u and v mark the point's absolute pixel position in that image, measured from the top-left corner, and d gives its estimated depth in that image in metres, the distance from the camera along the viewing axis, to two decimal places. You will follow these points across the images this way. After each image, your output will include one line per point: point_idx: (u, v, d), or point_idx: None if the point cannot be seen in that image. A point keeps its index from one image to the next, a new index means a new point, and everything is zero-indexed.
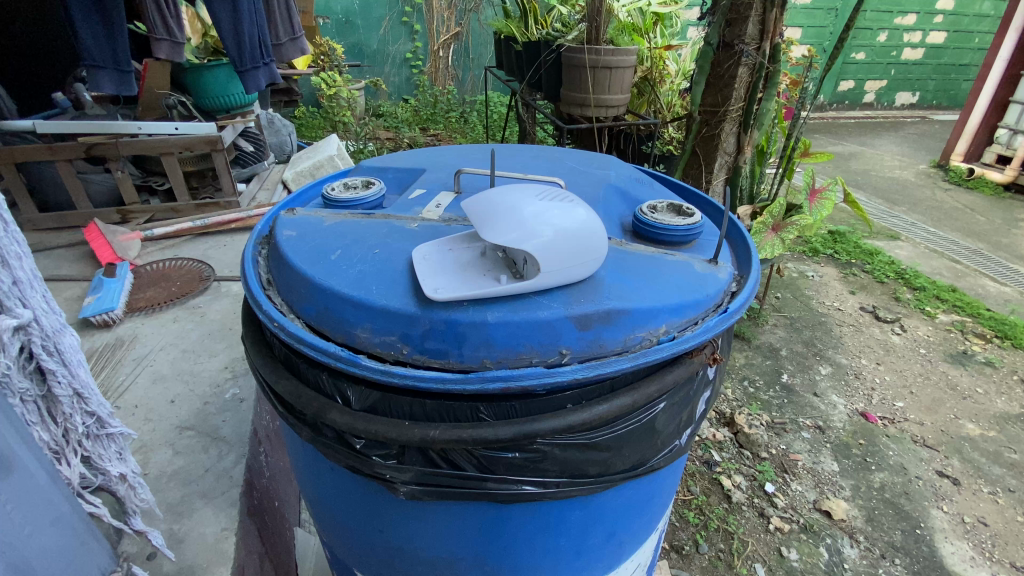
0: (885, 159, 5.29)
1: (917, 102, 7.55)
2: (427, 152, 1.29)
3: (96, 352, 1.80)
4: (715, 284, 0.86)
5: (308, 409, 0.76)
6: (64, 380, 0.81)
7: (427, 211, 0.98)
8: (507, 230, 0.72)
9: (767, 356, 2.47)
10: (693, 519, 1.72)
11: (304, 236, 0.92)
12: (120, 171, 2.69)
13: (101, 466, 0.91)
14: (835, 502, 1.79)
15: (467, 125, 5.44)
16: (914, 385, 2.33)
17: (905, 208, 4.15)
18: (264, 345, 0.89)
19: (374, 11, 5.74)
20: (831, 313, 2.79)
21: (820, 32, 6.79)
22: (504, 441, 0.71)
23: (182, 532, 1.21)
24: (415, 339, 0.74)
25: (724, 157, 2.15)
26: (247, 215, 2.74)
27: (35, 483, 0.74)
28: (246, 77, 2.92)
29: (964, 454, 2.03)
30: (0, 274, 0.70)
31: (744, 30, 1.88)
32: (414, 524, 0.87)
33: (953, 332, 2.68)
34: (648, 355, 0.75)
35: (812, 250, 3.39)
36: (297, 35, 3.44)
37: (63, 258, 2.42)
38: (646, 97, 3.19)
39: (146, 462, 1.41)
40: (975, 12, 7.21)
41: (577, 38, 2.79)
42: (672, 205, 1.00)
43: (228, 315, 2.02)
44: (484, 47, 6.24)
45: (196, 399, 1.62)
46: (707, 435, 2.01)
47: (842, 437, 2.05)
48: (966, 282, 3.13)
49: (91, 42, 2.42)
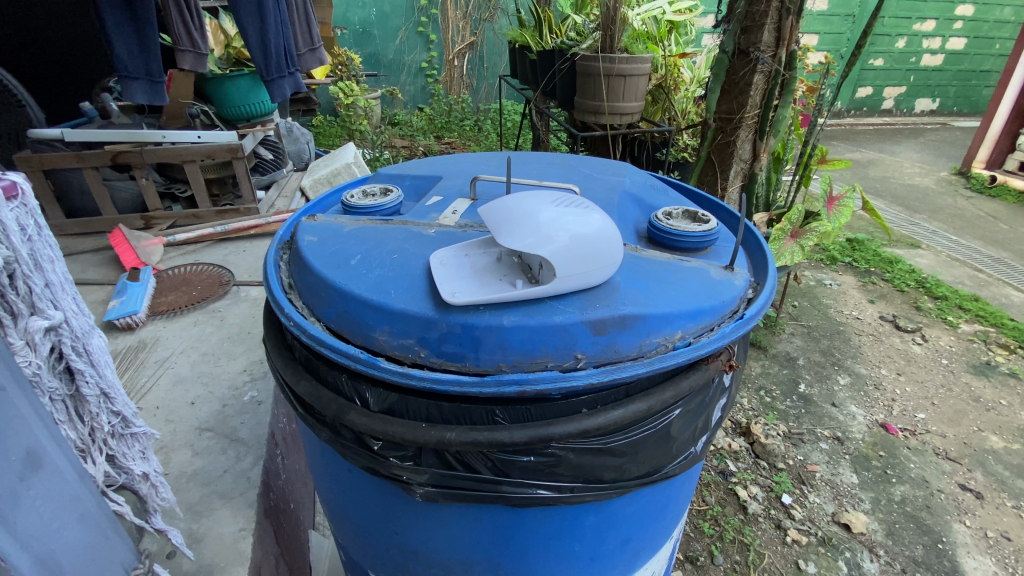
0: (904, 167, 5.21)
1: (937, 108, 7.43)
2: (444, 160, 1.30)
3: (119, 354, 1.85)
4: (732, 291, 0.86)
5: (327, 410, 0.78)
6: (91, 380, 0.83)
7: (443, 217, 1.00)
8: (523, 235, 0.73)
9: (783, 365, 2.43)
10: (708, 529, 1.70)
11: (324, 241, 0.94)
12: (145, 178, 2.75)
13: (125, 465, 0.93)
14: (854, 514, 1.75)
15: (481, 133, 5.50)
16: (936, 397, 2.28)
17: (925, 216, 4.08)
18: (285, 347, 0.91)
19: (391, 22, 5.84)
20: (849, 322, 2.75)
21: (837, 38, 6.75)
22: (519, 444, 0.72)
23: (200, 532, 1.23)
24: (433, 343, 0.75)
25: (739, 165, 2.14)
26: (266, 222, 2.79)
27: (64, 480, 0.76)
28: (273, 86, 2.99)
29: (988, 467, 1.98)
30: (34, 277, 0.72)
31: (759, 38, 1.88)
32: (429, 526, 0.87)
33: (976, 343, 2.63)
34: (663, 361, 0.75)
35: (830, 258, 3.35)
36: (316, 45, 3.51)
37: (89, 262, 2.49)
38: (661, 104, 3.17)
39: (167, 462, 1.44)
40: (996, 18, 7.10)
41: (591, 46, 2.79)
42: (688, 212, 1.00)
43: (247, 319, 2.06)
44: (498, 56, 6.30)
45: (215, 401, 1.66)
46: (722, 445, 1.99)
47: (862, 448, 2.01)
48: (989, 291, 3.06)
49: (125, 54, 2.50)
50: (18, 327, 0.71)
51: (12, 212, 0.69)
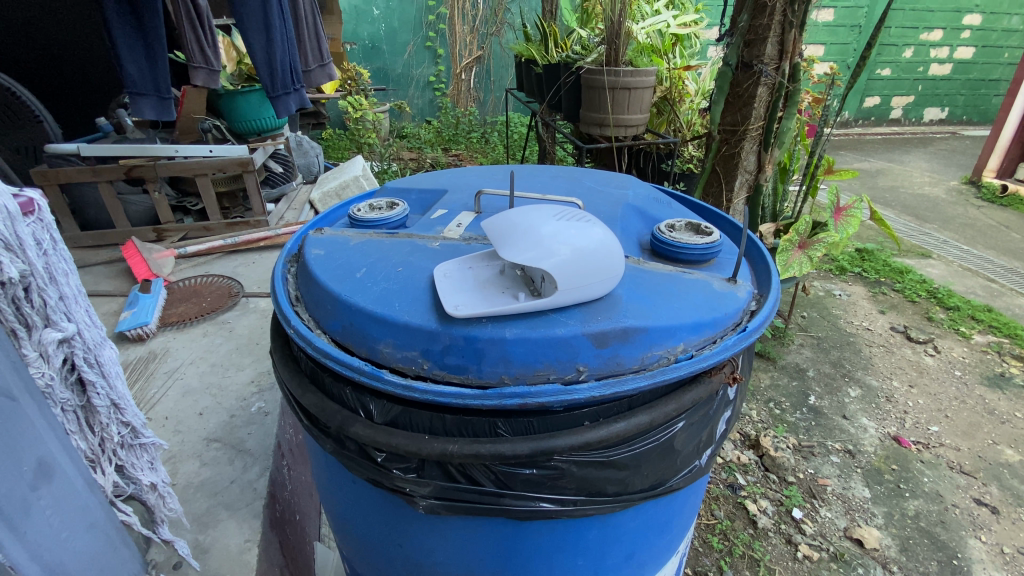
0: (914, 176, 5.17)
1: (946, 117, 7.41)
2: (449, 173, 1.32)
3: (130, 366, 1.87)
4: (734, 303, 0.86)
5: (332, 421, 0.78)
6: (102, 391, 0.84)
7: (449, 230, 1.01)
8: (524, 249, 0.74)
9: (793, 377, 2.41)
10: (717, 544, 1.68)
11: (330, 254, 0.95)
12: (157, 192, 2.80)
13: (134, 476, 0.94)
14: (867, 529, 1.72)
15: (488, 145, 5.56)
16: (949, 409, 2.25)
17: (936, 225, 4.04)
18: (291, 359, 0.92)
19: (399, 37, 5.93)
20: (859, 333, 2.72)
21: (843, 49, 6.77)
22: (520, 457, 0.72)
23: (206, 543, 1.24)
24: (436, 355, 0.76)
25: (744, 176, 2.15)
26: (275, 234, 2.83)
27: (72, 490, 0.77)
28: (278, 102, 3.04)
29: (1004, 481, 1.94)
30: (49, 290, 0.74)
31: (762, 51, 1.89)
32: (432, 538, 0.87)
33: (990, 354, 2.59)
34: (666, 373, 0.75)
35: (839, 268, 3.32)
36: (325, 62, 3.57)
37: (103, 274, 2.54)
38: (666, 116, 3.20)
39: (175, 472, 1.46)
40: (1004, 27, 7.06)
41: (596, 60, 2.82)
42: (691, 225, 1.00)
43: (256, 330, 2.08)
44: (505, 69, 6.37)
45: (223, 412, 1.67)
46: (731, 458, 1.97)
47: (874, 462, 1.98)
48: (1002, 301, 3.02)
49: (135, 71, 2.56)
50: (32, 340, 0.73)
51: (29, 227, 0.71)
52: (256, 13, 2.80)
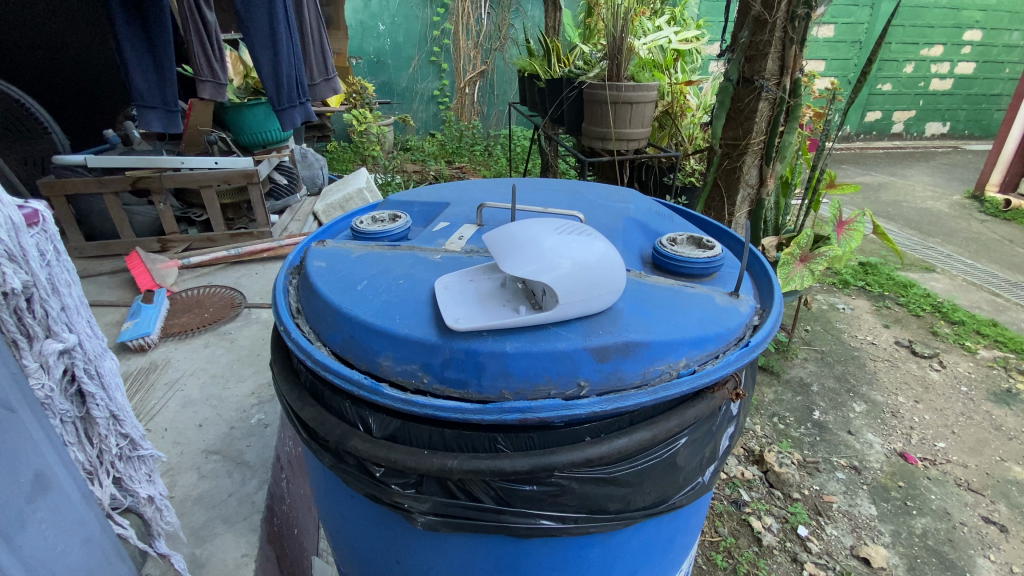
0: (917, 191, 5.17)
1: (948, 131, 7.44)
2: (451, 186, 1.33)
3: (131, 377, 1.87)
4: (737, 318, 0.85)
5: (331, 435, 0.78)
6: (102, 403, 0.84)
7: (450, 243, 1.01)
8: (525, 262, 0.74)
9: (797, 392, 2.38)
10: (721, 562, 1.65)
11: (333, 267, 0.95)
12: (162, 203, 2.82)
13: (131, 488, 0.93)
14: (874, 548, 1.69)
15: (491, 157, 5.59)
16: (956, 425, 2.22)
17: (939, 240, 4.03)
18: (291, 371, 0.92)
19: (404, 51, 6.02)
20: (864, 347, 2.70)
21: (844, 64, 6.83)
22: (520, 473, 0.71)
23: (203, 557, 1.23)
24: (436, 368, 0.75)
25: (746, 190, 2.14)
26: (278, 245, 2.84)
27: (69, 501, 0.76)
28: (284, 115, 3.07)
29: (1012, 498, 1.91)
30: (52, 301, 0.74)
31: (763, 66, 1.91)
32: (431, 555, 0.86)
33: (996, 369, 2.56)
34: (668, 390, 0.75)
35: (843, 282, 3.31)
36: (330, 76, 3.62)
37: (106, 284, 2.55)
38: (668, 130, 3.24)
39: (173, 485, 1.45)
40: (1005, 42, 7.11)
41: (598, 76, 2.84)
42: (693, 239, 1.00)
43: (257, 341, 2.08)
44: (509, 83, 6.43)
45: (223, 423, 1.67)
46: (735, 473, 1.95)
47: (880, 478, 1.95)
48: (1008, 316, 3.00)
49: (143, 85, 2.60)
50: (33, 350, 0.73)
51: (33, 237, 0.72)
52: (263, 29, 2.84)
